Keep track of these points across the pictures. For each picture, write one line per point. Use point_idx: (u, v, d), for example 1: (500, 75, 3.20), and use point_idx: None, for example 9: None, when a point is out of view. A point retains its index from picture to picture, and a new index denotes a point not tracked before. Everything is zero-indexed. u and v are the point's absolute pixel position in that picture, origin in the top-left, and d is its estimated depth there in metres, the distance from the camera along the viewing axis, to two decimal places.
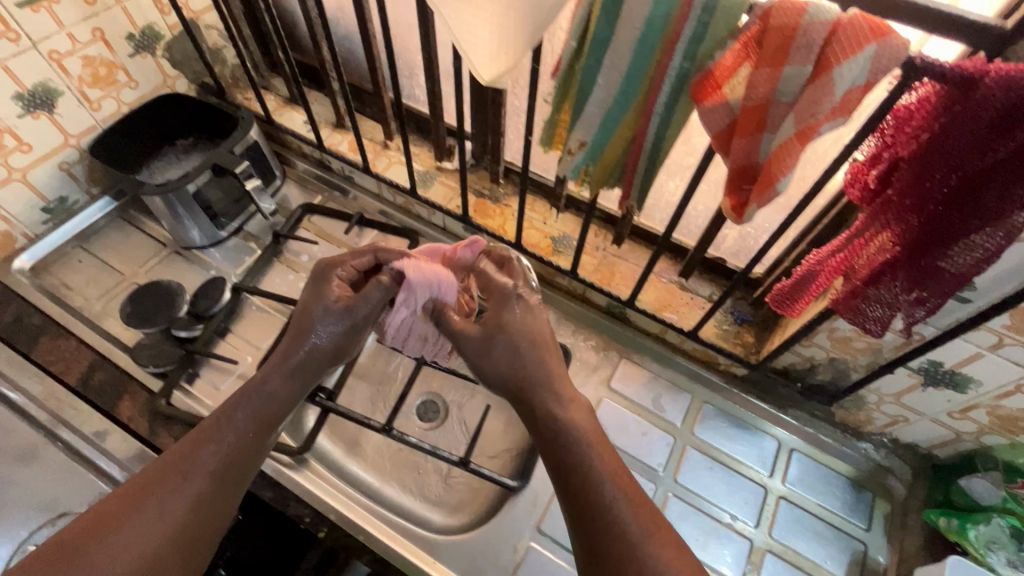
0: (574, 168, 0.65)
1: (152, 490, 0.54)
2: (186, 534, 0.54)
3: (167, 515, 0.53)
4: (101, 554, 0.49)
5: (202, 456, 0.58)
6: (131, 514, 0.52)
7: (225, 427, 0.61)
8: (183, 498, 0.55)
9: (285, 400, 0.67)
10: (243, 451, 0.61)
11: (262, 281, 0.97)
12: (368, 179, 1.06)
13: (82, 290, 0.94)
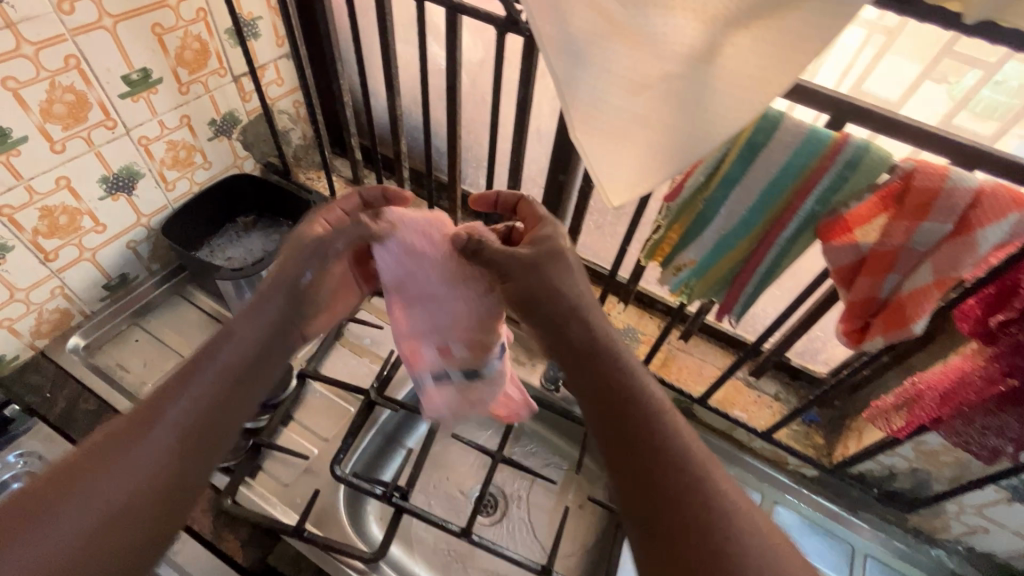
0: (678, 281, 0.68)
1: (123, 444, 0.48)
2: (162, 485, 0.48)
3: (141, 470, 0.47)
4: (63, 519, 0.44)
5: (176, 407, 0.51)
6: (99, 472, 0.46)
7: (206, 370, 0.54)
8: (150, 452, 0.48)
9: (270, 344, 0.59)
10: (222, 400, 0.54)
11: (323, 365, 0.95)
12: None
13: (141, 374, 0.91)
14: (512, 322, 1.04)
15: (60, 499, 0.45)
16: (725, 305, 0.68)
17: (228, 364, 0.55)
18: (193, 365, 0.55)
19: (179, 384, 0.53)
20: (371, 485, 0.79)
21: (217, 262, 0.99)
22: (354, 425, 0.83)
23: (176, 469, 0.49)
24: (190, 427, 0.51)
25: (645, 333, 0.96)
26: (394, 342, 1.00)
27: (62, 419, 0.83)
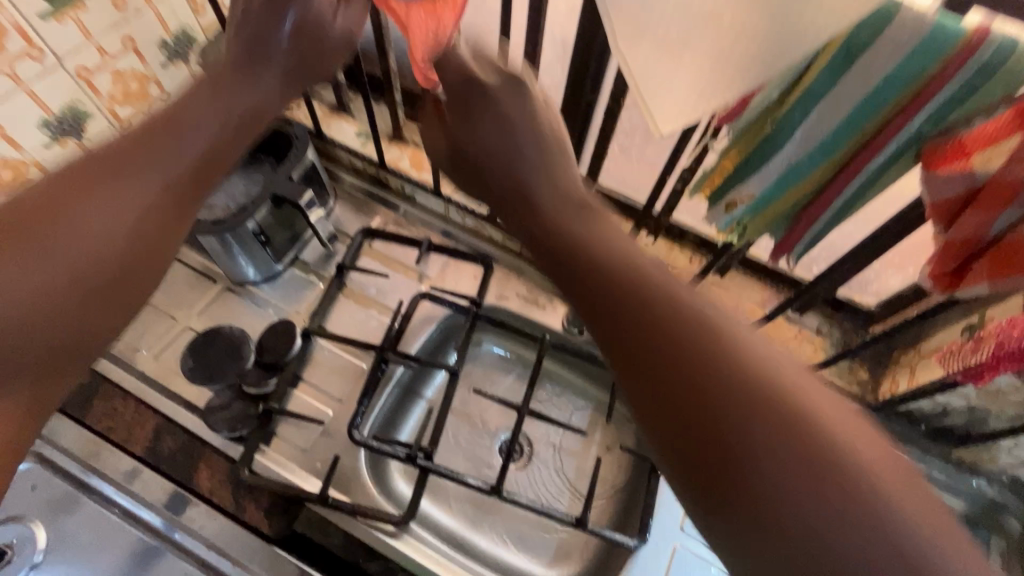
0: (729, 219, 0.58)
1: (96, 200, 0.45)
2: (101, 261, 0.45)
3: (134, 201, 0.47)
4: (66, 238, 0.43)
5: (162, 143, 0.50)
6: (104, 185, 0.45)
7: (171, 139, 0.50)
8: (149, 190, 0.48)
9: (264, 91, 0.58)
10: (222, 146, 0.54)
11: (329, 319, 0.88)
12: (434, 199, 0.96)
13: (130, 339, 0.82)
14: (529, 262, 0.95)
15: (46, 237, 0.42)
16: (786, 244, 0.59)
17: (196, 138, 0.52)
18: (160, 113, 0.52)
19: (162, 135, 0.50)
20: (393, 448, 0.75)
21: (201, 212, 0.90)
22: (367, 386, 0.77)
23: (112, 252, 0.45)
24: (159, 158, 0.49)
25: (677, 269, 0.88)
26: (402, 290, 0.92)
27: None
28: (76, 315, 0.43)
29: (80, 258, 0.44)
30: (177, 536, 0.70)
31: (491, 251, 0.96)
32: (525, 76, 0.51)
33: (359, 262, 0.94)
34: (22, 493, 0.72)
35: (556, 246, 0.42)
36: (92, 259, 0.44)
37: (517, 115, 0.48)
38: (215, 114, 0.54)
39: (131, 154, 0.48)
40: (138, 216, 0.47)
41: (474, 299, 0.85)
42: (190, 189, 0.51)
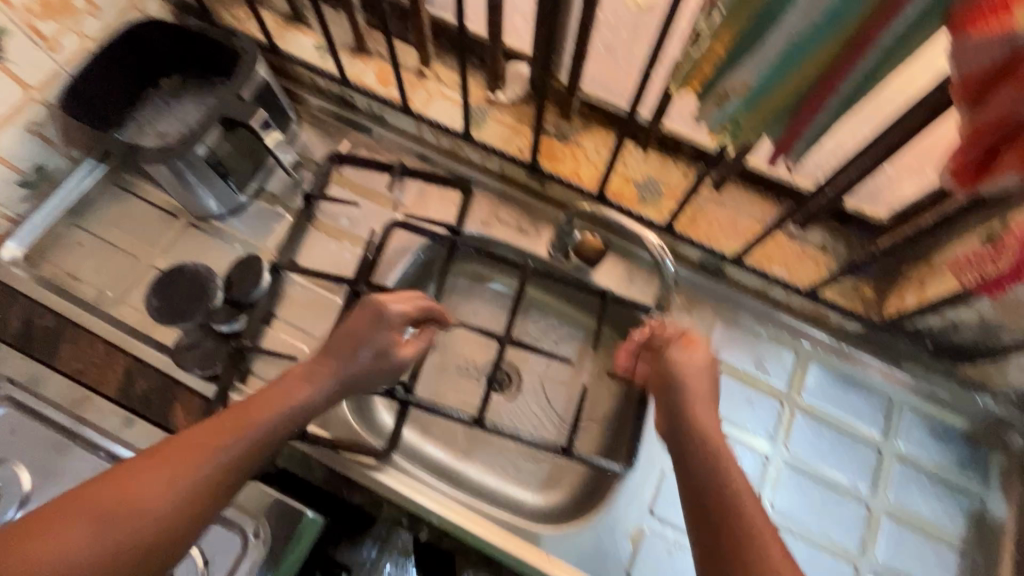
0: (721, 116, 0.51)
1: (153, 501, 0.47)
2: (148, 526, 0.46)
3: (161, 508, 0.47)
4: (81, 540, 0.43)
5: (231, 430, 0.53)
6: (172, 466, 0.49)
7: (254, 416, 0.55)
8: (183, 481, 0.49)
9: (298, 396, 0.58)
10: (245, 457, 0.53)
11: (300, 253, 0.83)
12: (404, 118, 0.88)
13: (94, 280, 0.79)
14: (511, 184, 0.88)
15: (43, 529, 0.43)
16: (786, 142, 0.51)
17: (281, 419, 0.56)
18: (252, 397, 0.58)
19: (244, 415, 0.55)
20: None
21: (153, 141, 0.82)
22: (341, 319, 0.74)
23: (168, 529, 0.47)
24: (235, 446, 0.52)
25: (669, 186, 0.81)
26: (376, 219, 0.86)
27: (19, 337, 0.73)
28: (54, 513, 0.44)
29: (94, 559, 0.43)
30: None
31: (470, 174, 0.89)
32: (660, 324, 0.68)
33: (328, 190, 0.87)
34: None
35: (690, 451, 0.56)
36: (122, 539, 0.45)
37: (675, 359, 0.64)
38: (286, 412, 0.57)
39: (223, 429, 0.53)
40: (191, 493, 0.49)
41: (451, 224, 0.79)
42: (190, 509, 0.48)
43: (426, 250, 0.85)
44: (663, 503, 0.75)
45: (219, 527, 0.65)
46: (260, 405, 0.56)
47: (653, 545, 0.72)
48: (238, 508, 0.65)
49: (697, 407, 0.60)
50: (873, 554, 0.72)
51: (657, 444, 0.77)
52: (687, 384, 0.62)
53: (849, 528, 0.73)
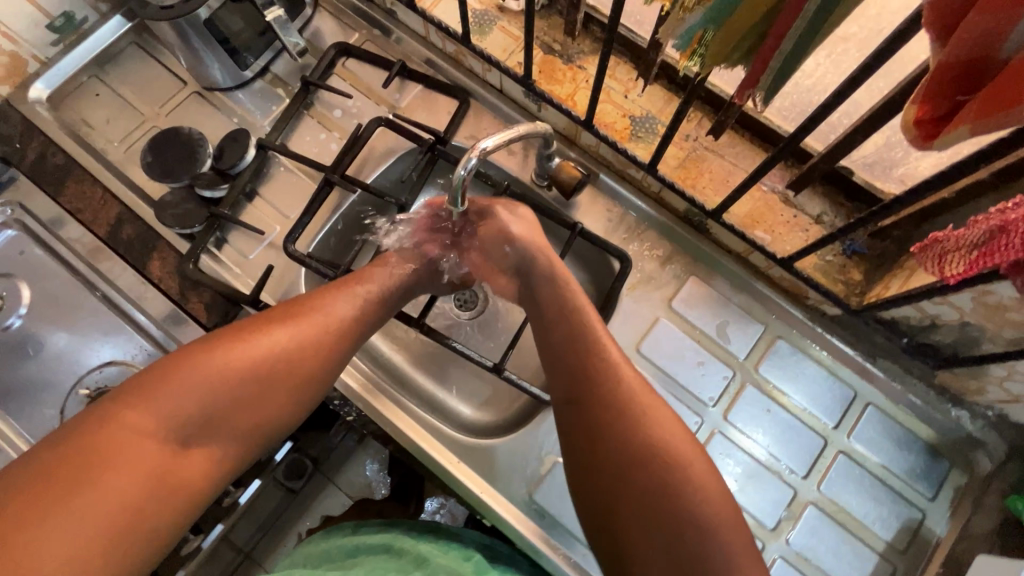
0: (686, 32, 0.46)
1: (269, 347, 0.58)
2: (250, 390, 0.56)
3: (272, 362, 0.57)
4: (204, 385, 0.54)
5: (301, 316, 0.60)
6: (262, 334, 0.58)
7: (322, 303, 0.62)
8: (286, 345, 0.58)
9: (373, 295, 0.65)
10: (340, 335, 0.61)
11: (290, 137, 0.85)
12: (412, 16, 0.86)
13: (104, 130, 0.85)
14: (509, 101, 0.85)
15: (166, 386, 0.54)
16: (754, 76, 0.47)
17: (345, 309, 0.62)
18: (323, 289, 0.64)
19: (308, 306, 0.61)
20: (324, 266, 0.75)
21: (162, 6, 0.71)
22: (310, 203, 0.76)
23: (260, 394, 0.57)
24: (293, 331, 0.59)
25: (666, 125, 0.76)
26: (368, 116, 0.86)
27: (34, 171, 0.82)
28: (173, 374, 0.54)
29: (228, 395, 0.55)
30: (134, 313, 0.78)
31: (469, 85, 0.86)
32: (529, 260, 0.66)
33: (330, 80, 0.87)
34: (12, 255, 0.80)
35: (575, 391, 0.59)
36: (236, 395, 0.56)
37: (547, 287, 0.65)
38: (362, 302, 0.64)
39: (289, 316, 0.60)
40: (274, 369, 0.57)
41: (435, 131, 0.78)
42: (299, 371, 0.59)
43: (412, 156, 0.85)
44: None
45: None
46: (327, 298, 0.62)
47: (562, 476, 0.72)
48: None
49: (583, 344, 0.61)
50: (785, 537, 0.70)
51: None
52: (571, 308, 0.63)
53: (770, 508, 0.71)
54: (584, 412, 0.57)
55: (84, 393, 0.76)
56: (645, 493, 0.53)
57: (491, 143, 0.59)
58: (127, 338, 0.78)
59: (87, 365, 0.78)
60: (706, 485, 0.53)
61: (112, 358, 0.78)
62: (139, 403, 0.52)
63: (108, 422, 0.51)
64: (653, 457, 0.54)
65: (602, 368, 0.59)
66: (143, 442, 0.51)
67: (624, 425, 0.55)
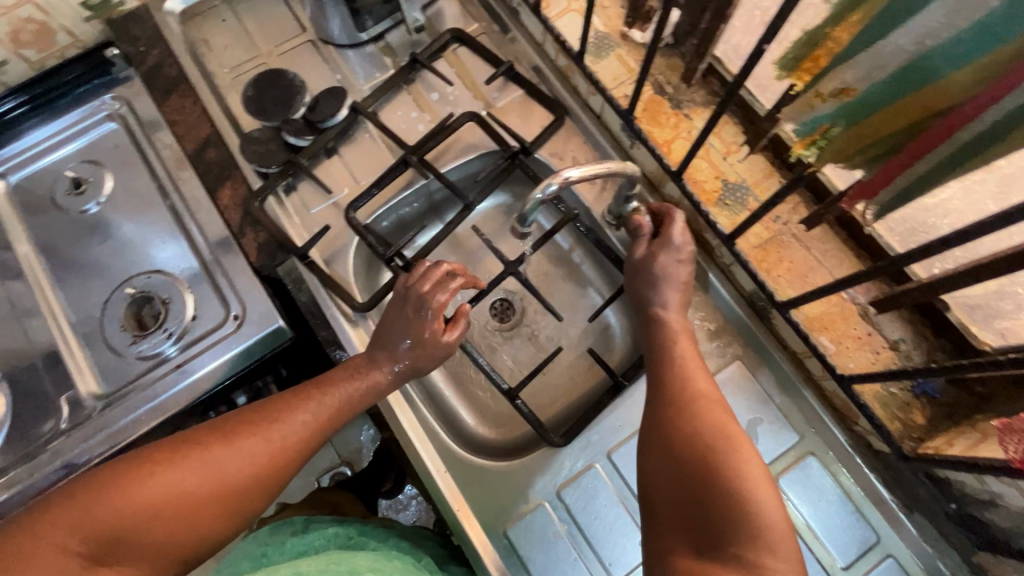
0: (812, 121, 0.53)
1: (212, 463, 0.54)
2: (178, 517, 0.52)
3: (212, 481, 0.53)
4: (134, 505, 0.50)
5: (257, 432, 0.57)
6: (212, 450, 0.55)
7: (282, 421, 0.59)
8: (231, 462, 0.55)
9: (333, 412, 0.62)
10: (290, 455, 0.58)
11: (383, 107, 0.86)
12: (534, 21, 0.84)
13: (219, 54, 0.88)
14: (603, 129, 0.82)
15: (95, 500, 0.49)
16: (869, 186, 0.54)
17: (301, 426, 0.60)
18: (285, 398, 0.61)
19: (266, 421, 0.58)
20: (377, 241, 0.76)
21: None
22: (382, 176, 0.76)
23: (187, 520, 0.52)
24: (249, 448, 0.56)
25: (758, 201, 0.71)
26: (463, 107, 0.86)
27: (148, 75, 0.87)
28: (100, 489, 0.50)
29: (160, 518, 0.51)
30: (193, 231, 0.82)
31: (569, 103, 0.84)
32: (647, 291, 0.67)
33: (436, 62, 0.88)
34: (107, 148, 0.86)
35: (670, 394, 0.57)
36: (161, 517, 0.51)
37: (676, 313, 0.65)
38: (318, 413, 0.61)
39: (243, 430, 0.57)
40: (213, 493, 0.53)
41: (520, 141, 0.77)
42: (237, 496, 0.55)
43: (492, 156, 0.85)
44: (575, 493, 0.70)
45: (219, 302, 0.80)
46: (285, 412, 0.60)
47: (541, 521, 0.69)
48: (243, 305, 0.78)
49: (686, 370, 0.59)
50: None
51: (600, 437, 0.72)
52: (667, 347, 0.62)
53: None
54: (667, 408, 0.56)
55: (128, 292, 0.80)
56: (702, 497, 0.49)
57: (575, 174, 0.59)
58: (179, 253, 0.82)
59: (139, 268, 0.81)
60: (777, 544, 0.46)
61: (161, 266, 0.81)
62: (63, 515, 0.49)
63: (28, 533, 0.48)
64: (718, 470, 0.49)
65: (692, 390, 0.57)
66: (60, 558, 0.47)
67: (702, 429, 0.53)
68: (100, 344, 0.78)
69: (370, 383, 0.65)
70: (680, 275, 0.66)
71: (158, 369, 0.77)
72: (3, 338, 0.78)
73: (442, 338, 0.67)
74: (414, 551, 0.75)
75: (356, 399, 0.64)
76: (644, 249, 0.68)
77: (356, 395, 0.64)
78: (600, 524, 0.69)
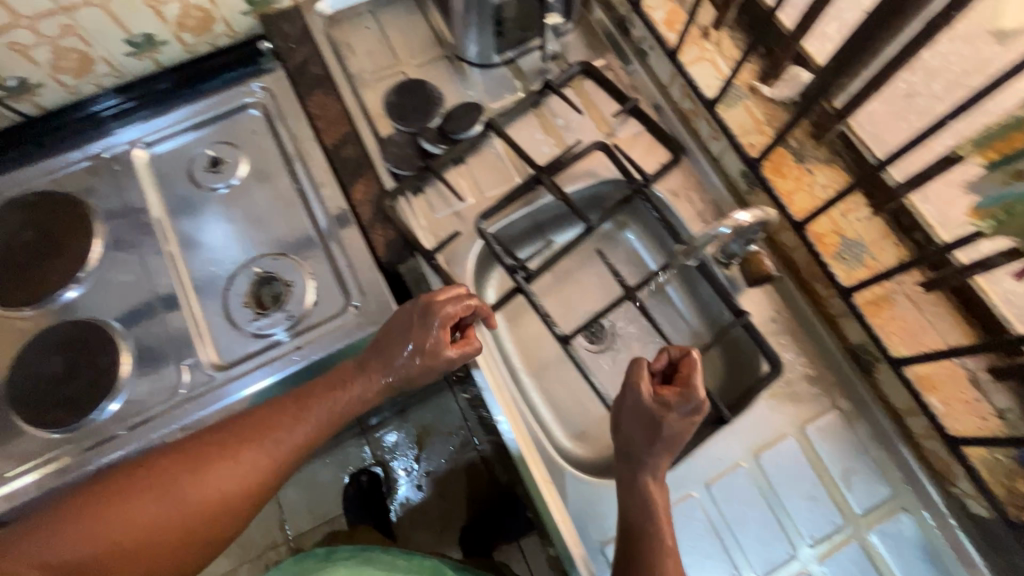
0: (998, 196, 0.58)
1: (176, 494, 0.63)
2: (143, 543, 0.61)
3: (174, 510, 0.62)
4: (100, 532, 0.60)
5: (219, 463, 0.65)
6: (176, 480, 0.63)
7: (241, 454, 0.66)
8: (194, 493, 0.63)
9: (296, 441, 0.68)
10: (250, 483, 0.66)
11: (512, 126, 0.90)
12: (665, 65, 0.89)
13: (361, 59, 0.94)
14: (720, 172, 0.86)
15: (68, 525, 0.59)
16: None
17: (273, 448, 0.67)
18: (251, 424, 0.68)
19: (229, 452, 0.66)
20: (504, 252, 0.79)
21: None
22: (516, 191, 0.81)
23: (151, 547, 0.61)
24: (208, 479, 0.64)
25: (875, 259, 0.74)
26: (587, 135, 0.90)
27: (295, 71, 0.91)
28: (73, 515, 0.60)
29: (125, 545, 0.60)
30: (320, 221, 0.85)
31: (689, 145, 0.89)
32: (642, 387, 0.66)
33: (563, 91, 0.93)
34: (245, 132, 0.91)
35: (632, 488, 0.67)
36: (127, 544, 0.60)
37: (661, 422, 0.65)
38: (282, 442, 0.68)
39: (206, 461, 0.65)
40: (173, 523, 0.62)
41: (648, 175, 0.82)
42: (197, 524, 0.63)
43: (611, 184, 0.89)
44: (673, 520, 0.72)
45: (338, 291, 0.83)
46: (265, 430, 0.68)
47: None
48: (362, 297, 0.81)
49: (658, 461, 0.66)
50: None
51: (700, 467, 0.74)
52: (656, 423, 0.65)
53: None
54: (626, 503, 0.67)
55: (254, 272, 0.83)
56: None
57: (745, 217, 0.72)
58: (306, 239, 0.85)
59: (265, 250, 0.85)
60: None
61: (287, 250, 0.85)
62: (42, 540, 0.58)
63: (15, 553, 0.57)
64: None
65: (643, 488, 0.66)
66: None
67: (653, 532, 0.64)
68: (222, 318, 0.81)
69: (340, 404, 0.71)
70: (671, 436, 0.65)
71: (274, 348, 0.80)
72: (131, 299, 0.81)
73: (444, 351, 0.69)
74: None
75: (333, 415, 0.70)
76: (651, 398, 0.65)
77: (332, 412, 0.70)
78: (689, 547, 0.72)
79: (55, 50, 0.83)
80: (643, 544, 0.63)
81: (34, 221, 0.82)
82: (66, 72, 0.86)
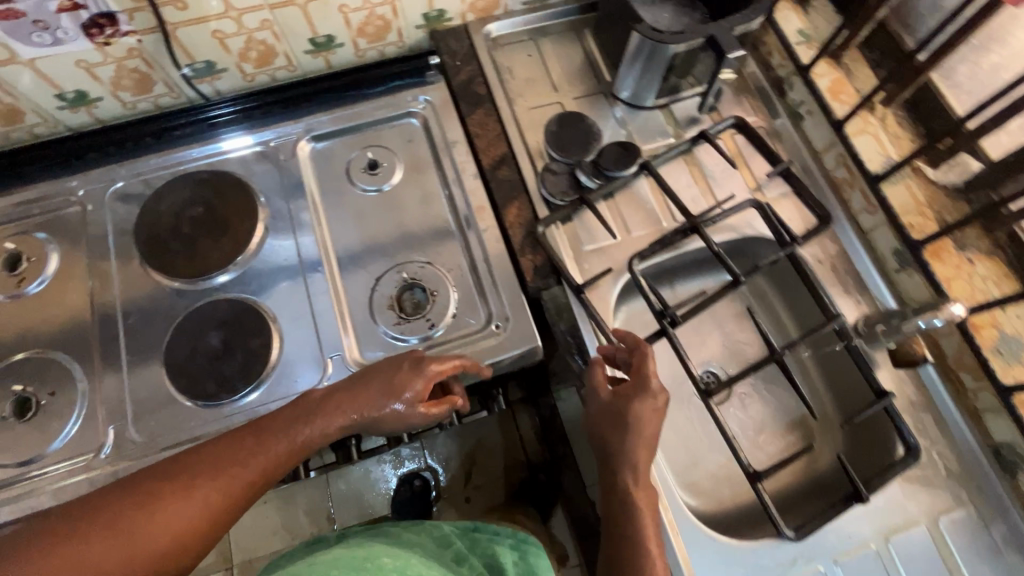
0: None
1: (120, 535, 0.51)
2: None
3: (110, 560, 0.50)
4: None
5: (173, 499, 0.54)
6: (116, 522, 0.52)
7: (199, 489, 0.56)
8: (143, 535, 0.52)
9: (263, 471, 0.60)
10: (211, 520, 0.56)
11: (661, 170, 0.92)
12: (823, 131, 0.90)
13: (521, 84, 0.97)
14: (868, 245, 0.86)
15: None
16: None
17: (238, 480, 0.58)
18: (205, 457, 0.59)
19: (184, 487, 0.56)
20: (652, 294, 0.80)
21: (653, 36, 0.82)
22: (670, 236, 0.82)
23: None
24: (156, 520, 0.53)
25: None
26: (735, 189, 0.91)
27: (460, 88, 0.95)
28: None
29: None
30: (469, 237, 0.88)
31: (837, 213, 0.89)
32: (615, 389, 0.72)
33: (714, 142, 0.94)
34: (403, 139, 0.94)
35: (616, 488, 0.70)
36: None
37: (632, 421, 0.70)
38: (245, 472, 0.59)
39: (156, 500, 0.54)
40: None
41: (796, 237, 0.79)
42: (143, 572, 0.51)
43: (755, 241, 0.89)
44: None
45: (480, 308, 0.84)
46: (222, 463, 0.59)
47: None
48: (505, 317, 0.83)
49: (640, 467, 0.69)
50: None
51: (829, 541, 0.73)
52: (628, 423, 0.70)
53: None
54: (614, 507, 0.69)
55: (402, 277, 0.85)
56: None
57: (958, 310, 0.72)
58: (452, 251, 0.87)
59: (413, 256, 0.87)
60: None
61: (434, 259, 0.87)
62: None
63: None
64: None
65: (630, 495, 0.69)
66: None
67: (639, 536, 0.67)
68: (367, 317, 0.83)
69: (309, 435, 0.63)
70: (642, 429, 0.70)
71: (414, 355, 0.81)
72: (285, 285, 0.85)
73: (417, 410, 0.67)
74: (493, 565, 0.70)
75: (293, 451, 0.62)
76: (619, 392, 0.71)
77: (292, 448, 0.62)
78: None
79: (248, 41, 0.87)
80: (624, 537, 0.67)
81: (202, 196, 0.87)
82: (248, 61, 0.91)
